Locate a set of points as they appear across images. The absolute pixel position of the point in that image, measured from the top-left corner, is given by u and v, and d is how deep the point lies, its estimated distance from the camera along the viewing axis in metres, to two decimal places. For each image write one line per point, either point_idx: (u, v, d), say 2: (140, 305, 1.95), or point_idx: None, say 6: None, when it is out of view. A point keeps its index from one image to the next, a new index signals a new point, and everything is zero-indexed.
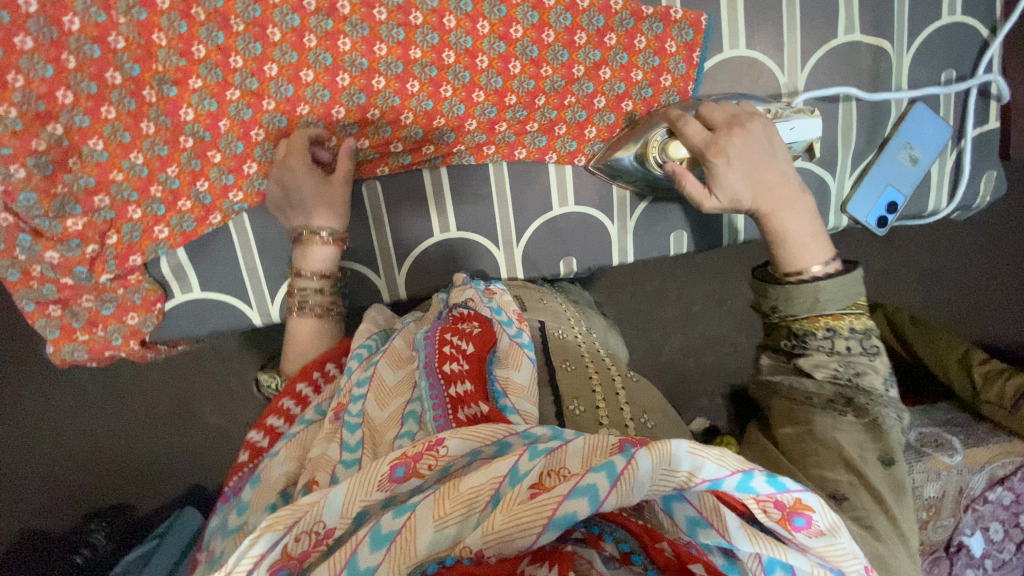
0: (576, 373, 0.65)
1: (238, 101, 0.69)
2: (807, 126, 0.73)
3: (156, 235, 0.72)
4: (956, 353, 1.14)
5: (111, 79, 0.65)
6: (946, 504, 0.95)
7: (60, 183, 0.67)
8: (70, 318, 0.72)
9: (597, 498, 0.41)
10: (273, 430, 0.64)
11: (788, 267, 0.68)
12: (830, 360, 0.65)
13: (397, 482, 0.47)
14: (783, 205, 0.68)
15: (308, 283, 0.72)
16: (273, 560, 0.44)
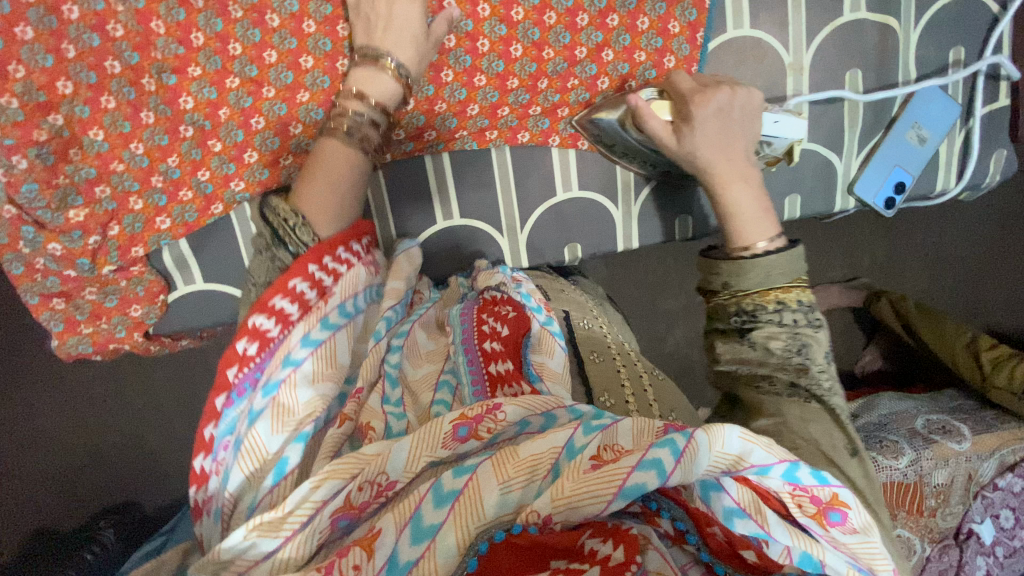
0: (604, 367, 0.66)
1: (238, 89, 0.68)
2: (790, 123, 0.72)
3: (158, 226, 0.71)
4: (964, 338, 1.10)
5: (111, 68, 0.65)
6: (955, 490, 0.96)
7: (61, 175, 0.66)
8: (74, 311, 0.72)
9: (663, 471, 0.44)
10: (283, 317, 0.59)
11: (738, 242, 0.65)
12: (782, 334, 0.61)
13: (459, 441, 0.51)
14: (736, 177, 0.66)
15: (361, 110, 0.64)
16: (335, 507, 0.48)
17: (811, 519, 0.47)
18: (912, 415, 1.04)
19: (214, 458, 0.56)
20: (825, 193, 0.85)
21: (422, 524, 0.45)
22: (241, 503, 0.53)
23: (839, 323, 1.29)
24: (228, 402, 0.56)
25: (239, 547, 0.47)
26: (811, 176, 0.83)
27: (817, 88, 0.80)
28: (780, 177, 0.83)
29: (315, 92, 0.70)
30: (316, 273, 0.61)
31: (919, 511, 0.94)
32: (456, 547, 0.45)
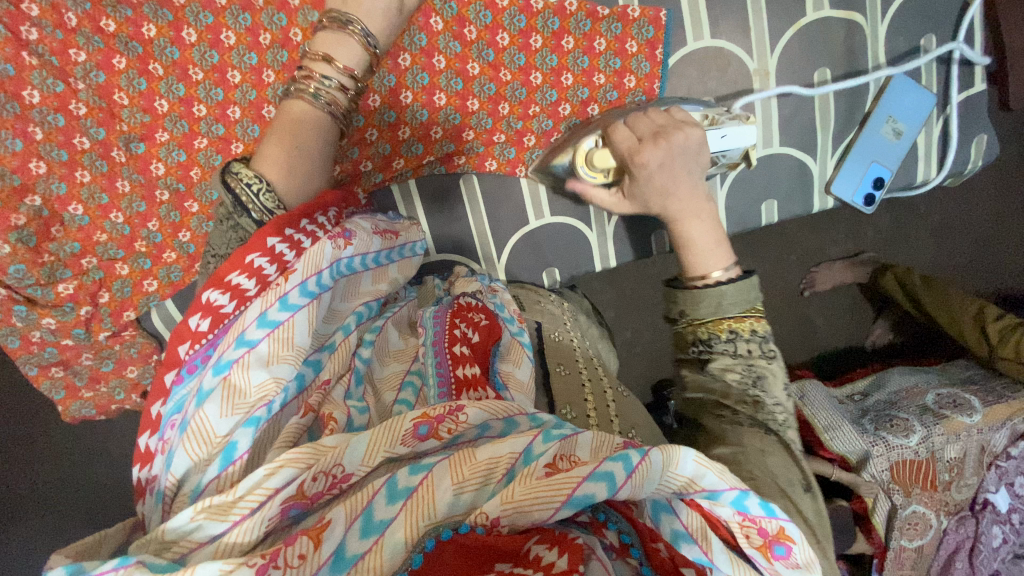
0: (569, 380, 0.66)
1: (207, 149, 0.70)
2: (739, 134, 0.70)
3: (146, 288, 0.73)
4: (970, 310, 1.07)
5: (80, 144, 0.66)
6: (969, 463, 0.96)
7: (46, 253, 0.68)
8: (74, 376, 0.74)
9: (614, 485, 0.43)
10: (240, 293, 0.52)
11: (693, 273, 0.63)
12: (737, 365, 0.60)
13: (418, 439, 0.49)
14: (689, 212, 0.63)
15: (326, 72, 0.60)
16: (286, 497, 0.44)
17: (757, 550, 0.48)
18: (922, 390, 1.03)
19: (160, 437, 0.50)
20: (802, 194, 0.84)
21: (373, 519, 0.44)
22: (186, 487, 0.48)
23: (845, 301, 1.25)
24: (178, 380, 0.50)
25: (185, 528, 0.44)
26: (787, 179, 0.83)
27: (787, 89, 0.78)
28: (754, 182, 0.82)
29: None
30: (276, 245, 0.53)
31: (934, 486, 0.95)
32: (404, 545, 0.43)
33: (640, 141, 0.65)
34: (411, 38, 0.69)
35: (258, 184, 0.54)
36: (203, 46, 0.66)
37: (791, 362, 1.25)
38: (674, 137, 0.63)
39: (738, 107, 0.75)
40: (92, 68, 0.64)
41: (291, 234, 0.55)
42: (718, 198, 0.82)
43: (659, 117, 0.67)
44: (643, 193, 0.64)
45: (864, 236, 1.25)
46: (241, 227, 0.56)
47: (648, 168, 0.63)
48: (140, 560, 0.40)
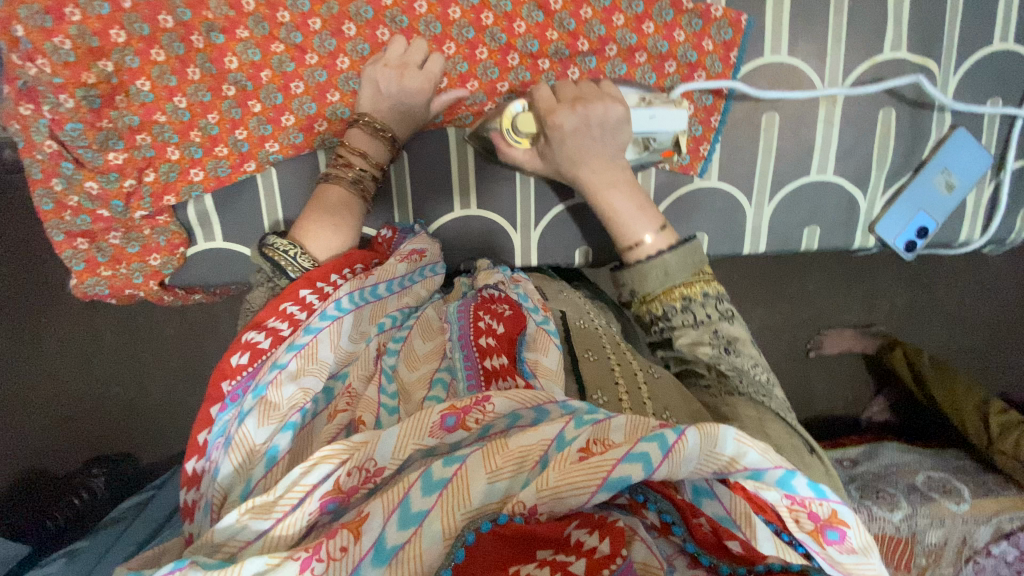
0: (600, 366, 0.63)
1: (282, 54, 0.71)
2: (669, 117, 0.68)
3: (191, 177, 0.73)
4: (975, 400, 1.07)
5: (163, 22, 0.67)
6: (947, 553, 0.91)
7: (105, 119, 0.68)
8: (97, 253, 0.73)
9: (650, 465, 0.43)
10: (276, 333, 0.59)
11: (624, 241, 0.67)
12: (701, 336, 0.62)
13: (447, 431, 0.49)
14: (607, 184, 0.67)
15: (359, 163, 0.72)
16: (324, 492, 0.46)
17: (808, 534, 0.46)
18: (914, 470, 1.04)
19: (206, 459, 0.53)
20: (845, 226, 0.84)
21: (409, 510, 0.44)
22: (232, 495, 0.51)
23: (846, 370, 1.27)
24: (222, 409, 0.54)
25: (232, 529, 0.46)
26: (834, 209, 0.83)
27: (850, 119, 0.79)
28: (802, 205, 0.83)
29: (355, 59, 0.72)
30: (306, 295, 0.62)
31: (908, 568, 0.91)
32: (442, 534, 0.43)
33: (558, 102, 0.67)
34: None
35: (294, 250, 0.64)
36: None
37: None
38: (591, 111, 0.65)
39: (678, 92, 0.72)
40: None
41: (321, 286, 0.63)
42: (764, 214, 0.83)
43: (587, 85, 0.69)
44: (555, 156, 0.68)
45: (880, 309, 1.26)
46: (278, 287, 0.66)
47: (561, 132, 0.66)
48: (193, 561, 0.43)
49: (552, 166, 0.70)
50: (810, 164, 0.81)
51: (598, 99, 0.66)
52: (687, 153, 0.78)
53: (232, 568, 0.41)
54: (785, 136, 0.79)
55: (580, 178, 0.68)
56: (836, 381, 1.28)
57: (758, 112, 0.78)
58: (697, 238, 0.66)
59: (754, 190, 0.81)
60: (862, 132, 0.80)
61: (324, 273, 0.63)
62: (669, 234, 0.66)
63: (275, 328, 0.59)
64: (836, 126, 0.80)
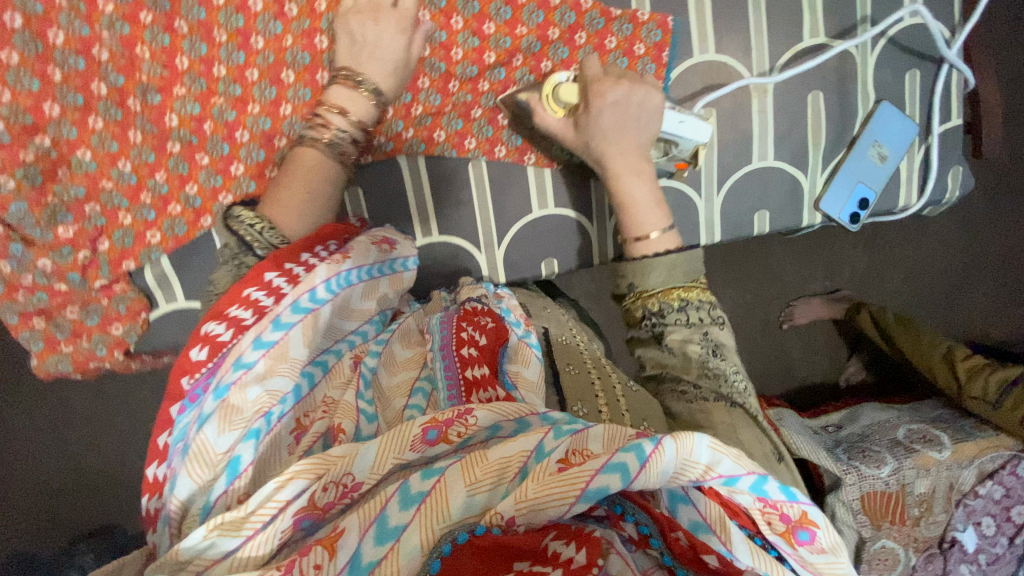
0: (579, 376, 0.65)
1: (222, 105, 0.71)
2: (694, 125, 0.74)
3: (148, 240, 0.72)
4: (940, 350, 1.14)
5: (97, 90, 0.66)
6: (938, 500, 1.00)
7: (50, 194, 0.67)
8: (54, 329, 0.71)
9: (628, 476, 0.44)
10: (238, 323, 0.53)
11: (632, 232, 0.69)
12: (692, 334, 0.63)
13: (428, 444, 0.49)
14: (629, 170, 0.69)
15: (336, 120, 0.68)
16: (298, 508, 0.46)
17: (780, 535, 0.49)
18: (894, 425, 1.08)
19: (167, 466, 0.50)
20: (792, 207, 0.88)
21: (386, 525, 0.44)
22: (194, 509, 0.49)
23: (820, 335, 1.31)
24: (182, 411, 0.50)
25: (199, 547, 0.44)
26: (780, 192, 0.86)
27: (782, 106, 0.83)
28: (749, 192, 0.86)
29: (297, 105, 0.72)
30: (273, 279, 0.56)
31: (903, 520, 0.99)
32: (421, 550, 0.44)
33: (604, 76, 0.70)
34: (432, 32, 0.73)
35: (262, 225, 0.61)
36: (232, 9, 0.69)
37: (767, 390, 1.30)
38: (634, 88, 0.68)
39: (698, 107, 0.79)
40: (118, 19, 0.66)
41: (290, 268, 0.57)
42: (715, 205, 0.86)
43: (629, 74, 0.72)
44: (589, 129, 0.69)
45: (841, 273, 1.30)
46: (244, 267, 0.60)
47: (603, 103, 0.68)
48: None
49: (583, 142, 0.71)
50: (751, 152, 0.84)
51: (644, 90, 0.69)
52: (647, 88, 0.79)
53: None
54: (723, 129, 0.83)
55: (607, 158, 0.69)
56: (813, 346, 1.32)
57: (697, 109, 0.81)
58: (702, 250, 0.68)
59: (702, 183, 0.84)
60: (795, 116, 0.84)
61: (292, 254, 0.58)
62: (676, 235, 0.69)
63: (237, 317, 0.53)
64: (771, 114, 0.83)
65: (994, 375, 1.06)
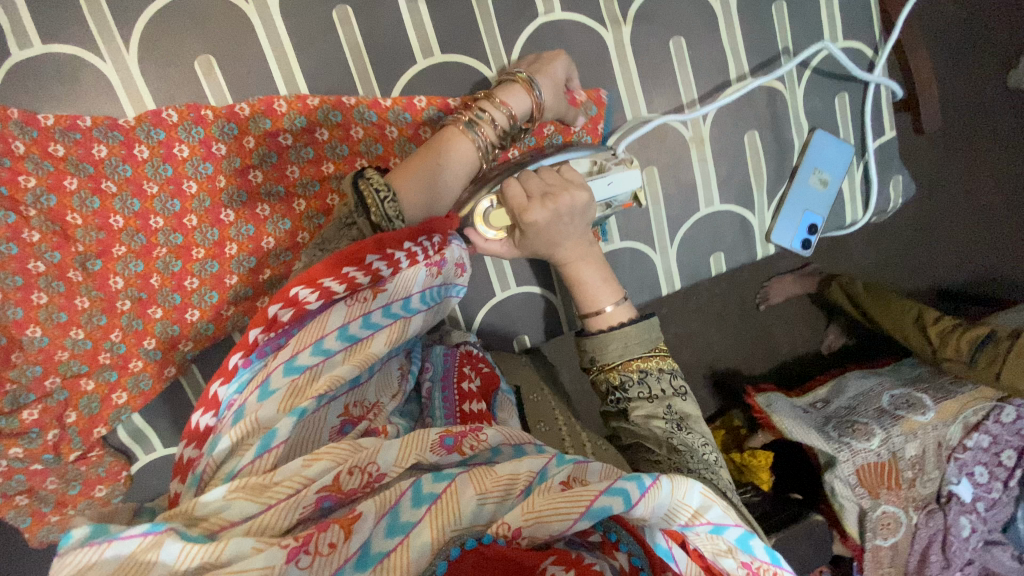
0: (550, 431, 0.70)
1: (166, 257, 0.69)
2: (625, 178, 0.69)
3: (115, 401, 0.71)
4: (911, 314, 1.07)
5: (35, 268, 0.65)
6: (929, 459, 1.00)
7: (7, 382, 0.66)
8: (39, 502, 0.69)
9: (630, 500, 0.42)
10: (327, 294, 0.47)
11: (585, 307, 0.65)
12: (657, 409, 0.59)
13: (444, 450, 0.47)
14: (578, 256, 0.65)
15: (493, 107, 0.65)
16: (323, 486, 0.42)
17: None
18: (878, 393, 1.05)
19: (216, 416, 0.46)
20: (745, 244, 0.90)
21: (398, 519, 0.40)
22: (222, 471, 0.43)
23: (798, 309, 1.24)
24: (243, 363, 0.46)
25: (217, 504, 0.40)
26: (731, 233, 0.88)
27: (721, 150, 0.85)
28: (702, 238, 0.88)
29: (242, 241, 0.71)
30: (373, 262, 0.49)
31: (898, 485, 0.98)
32: (430, 548, 0.40)
33: (530, 198, 0.61)
34: (367, 146, 0.73)
35: (386, 192, 0.55)
36: (157, 160, 0.67)
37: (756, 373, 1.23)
38: (560, 200, 0.61)
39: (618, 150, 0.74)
40: (42, 193, 0.64)
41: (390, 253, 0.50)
42: (670, 257, 0.87)
43: (549, 174, 0.64)
44: (531, 246, 0.64)
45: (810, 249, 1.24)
46: (354, 229, 0.54)
47: (536, 229, 0.61)
48: (170, 528, 0.37)
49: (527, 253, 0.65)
50: (697, 201, 0.86)
51: (566, 190, 0.62)
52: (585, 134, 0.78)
53: (216, 548, 0.36)
54: (667, 183, 0.84)
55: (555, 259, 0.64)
56: (793, 320, 1.25)
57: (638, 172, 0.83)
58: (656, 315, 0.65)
59: (654, 239, 0.86)
60: (735, 158, 0.85)
61: (397, 239, 0.51)
62: (628, 305, 0.65)
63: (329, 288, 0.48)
64: (711, 161, 0.85)
65: (965, 333, 1.01)
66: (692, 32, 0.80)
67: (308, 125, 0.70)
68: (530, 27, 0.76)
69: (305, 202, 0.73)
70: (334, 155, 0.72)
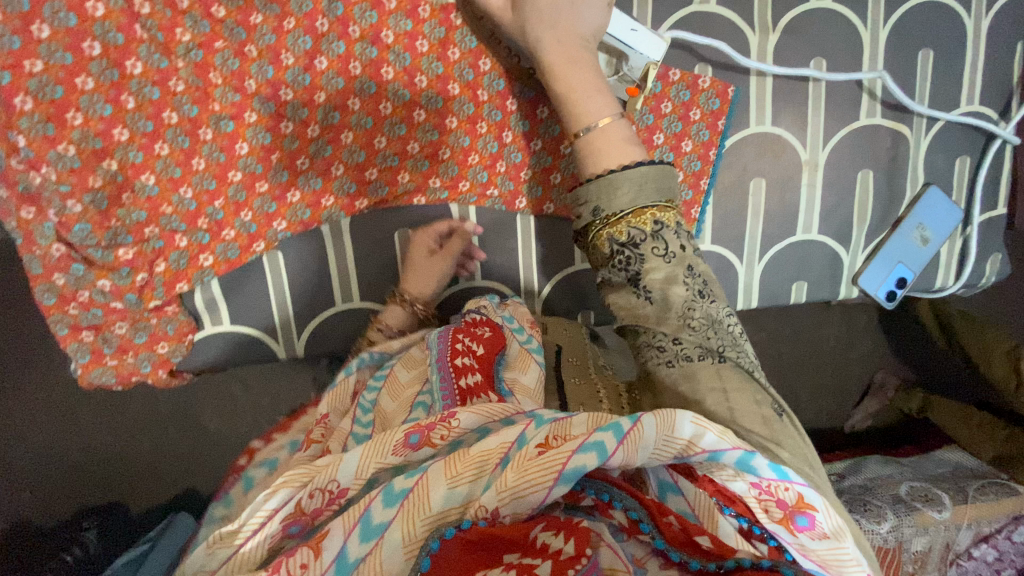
0: (584, 386, 0.66)
1: (291, 134, 0.71)
2: (647, 39, 0.70)
3: (201, 262, 0.73)
4: (1004, 344, 0.97)
5: (167, 118, 0.67)
6: (932, 558, 0.93)
7: (113, 218, 0.68)
8: (102, 343, 0.73)
9: (604, 453, 0.44)
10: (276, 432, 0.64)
11: (578, 127, 0.63)
12: (670, 270, 0.57)
13: (411, 448, 0.50)
14: (571, 60, 0.64)
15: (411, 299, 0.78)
16: (285, 514, 0.48)
17: (778, 524, 0.47)
18: (897, 480, 0.99)
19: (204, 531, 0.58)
20: (830, 280, 0.88)
21: (371, 523, 0.45)
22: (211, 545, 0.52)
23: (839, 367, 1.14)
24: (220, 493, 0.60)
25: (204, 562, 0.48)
26: (820, 266, 0.87)
27: (832, 181, 0.84)
28: (789, 263, 0.87)
29: (358, 133, 0.73)
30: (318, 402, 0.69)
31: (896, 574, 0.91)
32: (403, 543, 0.44)
33: None
34: (490, 80, 0.74)
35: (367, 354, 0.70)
36: (299, 32, 0.68)
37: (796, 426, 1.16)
38: None
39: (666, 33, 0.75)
40: (193, 47, 0.66)
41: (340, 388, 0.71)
42: (755, 272, 0.86)
43: None
44: (525, 13, 0.65)
45: (856, 323, 1.13)
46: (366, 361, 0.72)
47: None
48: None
49: (519, 24, 0.66)
50: (796, 225, 0.85)
51: None
52: (716, 97, 0.78)
53: None
54: (771, 199, 0.84)
55: (543, 45, 0.65)
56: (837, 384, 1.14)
57: (745, 179, 0.83)
58: (674, 168, 0.61)
59: (744, 250, 0.85)
60: (842, 192, 0.85)
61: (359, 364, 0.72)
62: (625, 125, 0.63)
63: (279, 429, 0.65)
64: (819, 188, 0.84)
65: None
66: (835, 56, 0.80)
67: (444, 40, 0.72)
68: (683, 11, 0.76)
69: (425, 114, 0.74)
70: (460, 78, 0.73)
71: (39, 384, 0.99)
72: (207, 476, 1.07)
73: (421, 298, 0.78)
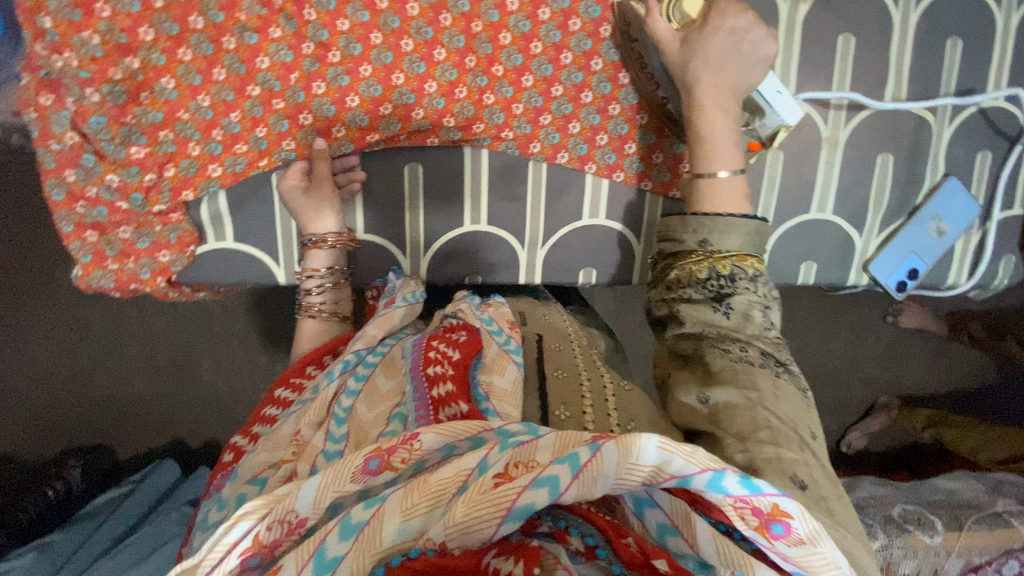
0: (566, 381, 0.62)
1: (311, 55, 0.71)
2: (785, 106, 0.73)
3: (209, 172, 0.74)
4: None
5: (194, 23, 0.67)
6: None
7: (129, 115, 0.68)
8: (105, 246, 0.73)
9: (556, 490, 0.40)
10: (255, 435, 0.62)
11: (703, 169, 0.67)
12: (756, 301, 0.61)
13: (370, 474, 0.45)
14: (719, 107, 0.67)
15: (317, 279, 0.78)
16: (244, 547, 0.42)
17: (754, 531, 0.43)
18: (890, 501, 0.95)
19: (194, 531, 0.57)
20: (840, 264, 0.87)
21: (325, 557, 0.40)
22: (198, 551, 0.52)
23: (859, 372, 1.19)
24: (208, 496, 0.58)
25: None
26: (830, 248, 0.86)
27: (850, 162, 0.83)
28: (800, 242, 0.86)
29: (377, 66, 0.73)
30: (282, 395, 0.66)
31: None
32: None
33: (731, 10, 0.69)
34: (517, 21, 0.74)
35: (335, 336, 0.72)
36: None
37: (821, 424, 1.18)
38: (755, 28, 0.66)
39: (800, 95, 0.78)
40: None
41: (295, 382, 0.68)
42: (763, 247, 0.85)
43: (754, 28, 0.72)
44: (699, 44, 0.67)
45: (864, 344, 1.19)
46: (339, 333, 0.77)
47: (721, 25, 0.66)
48: None
49: (684, 56, 0.68)
50: (810, 203, 0.84)
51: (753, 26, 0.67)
52: None
53: None
54: (787, 173, 0.82)
55: (698, 86, 0.67)
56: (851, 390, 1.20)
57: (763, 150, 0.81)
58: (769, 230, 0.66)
59: None
60: (859, 174, 0.83)
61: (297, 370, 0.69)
62: (743, 181, 0.68)
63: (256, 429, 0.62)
64: (837, 167, 0.83)
65: None
66: (865, 34, 0.80)
67: None
68: None
69: (446, 53, 0.74)
70: (486, 15, 0.73)
71: (47, 317, 1.04)
72: (196, 426, 1.11)
73: (328, 234, 0.78)
